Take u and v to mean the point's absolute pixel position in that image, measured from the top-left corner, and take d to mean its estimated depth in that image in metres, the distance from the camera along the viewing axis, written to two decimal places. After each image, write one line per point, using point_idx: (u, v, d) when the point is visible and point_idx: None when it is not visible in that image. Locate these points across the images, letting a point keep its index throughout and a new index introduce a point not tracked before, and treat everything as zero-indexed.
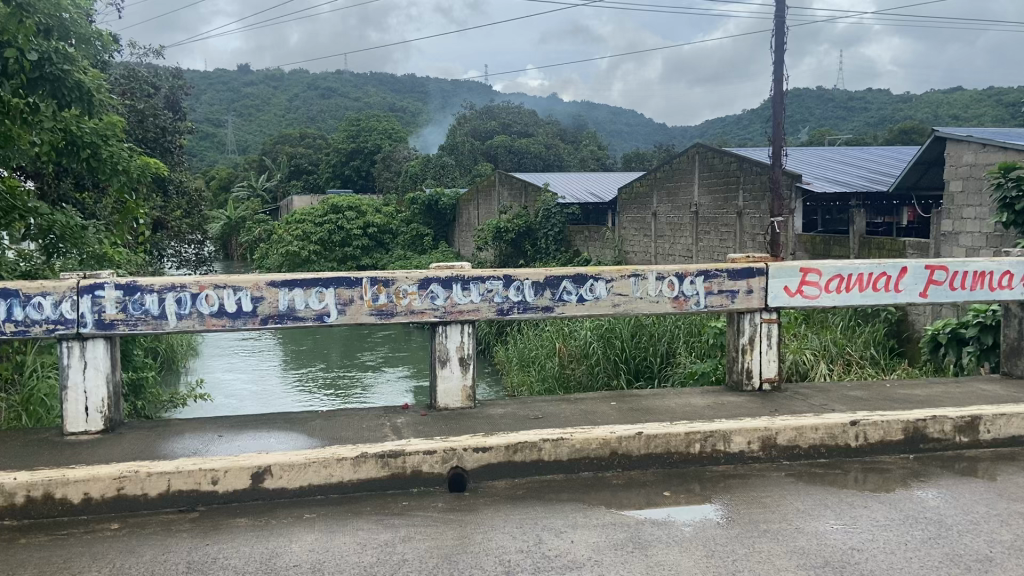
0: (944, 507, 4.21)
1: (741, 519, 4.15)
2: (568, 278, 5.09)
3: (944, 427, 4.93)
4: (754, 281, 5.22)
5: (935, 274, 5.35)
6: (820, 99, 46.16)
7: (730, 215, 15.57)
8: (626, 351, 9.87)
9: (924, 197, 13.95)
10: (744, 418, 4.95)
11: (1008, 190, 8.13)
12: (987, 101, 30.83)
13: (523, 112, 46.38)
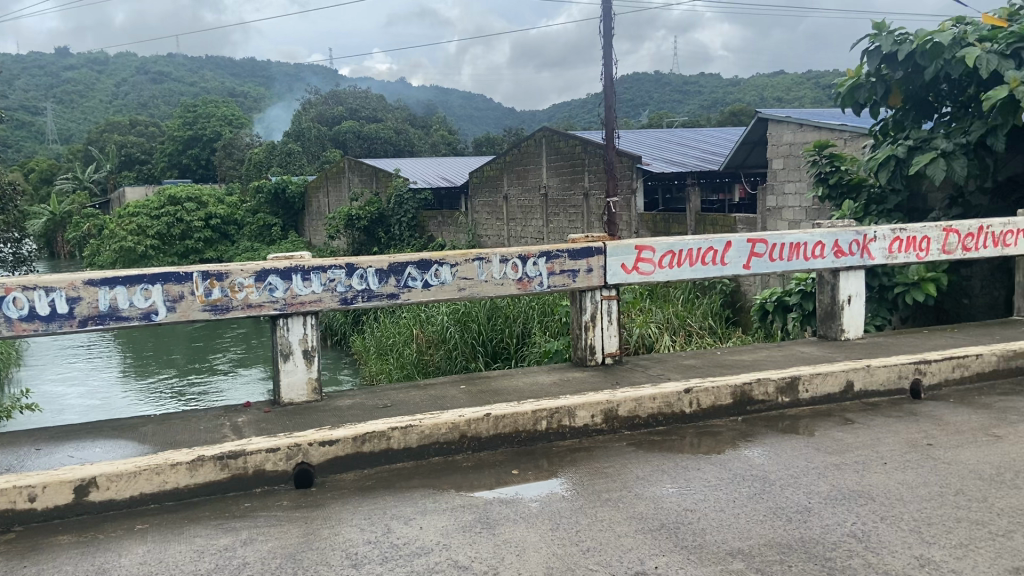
0: (768, 463, 4.55)
1: (586, 490, 4.29)
2: (413, 264, 5.06)
3: (767, 389, 5.28)
4: (593, 259, 5.39)
5: (755, 247, 5.70)
6: (659, 85, 48.24)
7: (577, 197, 16.05)
8: (484, 333, 9.98)
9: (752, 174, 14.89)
10: (587, 393, 5.11)
11: (822, 166, 9.01)
12: (805, 85, 33.34)
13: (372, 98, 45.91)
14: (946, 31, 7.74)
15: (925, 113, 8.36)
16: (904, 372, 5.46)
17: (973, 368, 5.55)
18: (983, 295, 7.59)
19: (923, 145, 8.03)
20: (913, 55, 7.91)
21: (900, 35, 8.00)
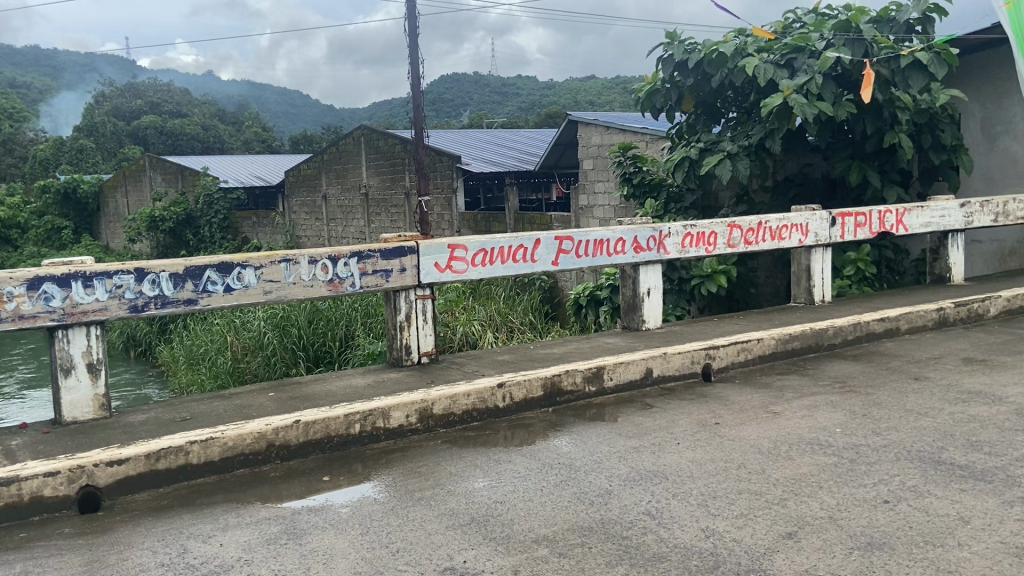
0: (574, 451, 4.75)
1: (399, 491, 4.27)
2: (212, 267, 4.80)
3: (576, 379, 5.50)
4: (406, 259, 5.36)
5: (563, 244, 5.91)
6: (477, 87, 49.00)
7: (398, 197, 16.72)
8: (304, 338, 9.71)
9: (563, 173, 16.09)
10: (402, 393, 5.09)
11: (627, 167, 9.84)
12: (615, 89, 35.21)
13: (176, 93, 44.27)
14: (729, 43, 8.54)
15: (714, 117, 9.13)
16: (697, 358, 5.87)
17: (755, 351, 6.06)
18: (768, 283, 8.72)
19: (712, 147, 8.79)
20: (701, 64, 8.67)
21: (689, 45, 8.76)
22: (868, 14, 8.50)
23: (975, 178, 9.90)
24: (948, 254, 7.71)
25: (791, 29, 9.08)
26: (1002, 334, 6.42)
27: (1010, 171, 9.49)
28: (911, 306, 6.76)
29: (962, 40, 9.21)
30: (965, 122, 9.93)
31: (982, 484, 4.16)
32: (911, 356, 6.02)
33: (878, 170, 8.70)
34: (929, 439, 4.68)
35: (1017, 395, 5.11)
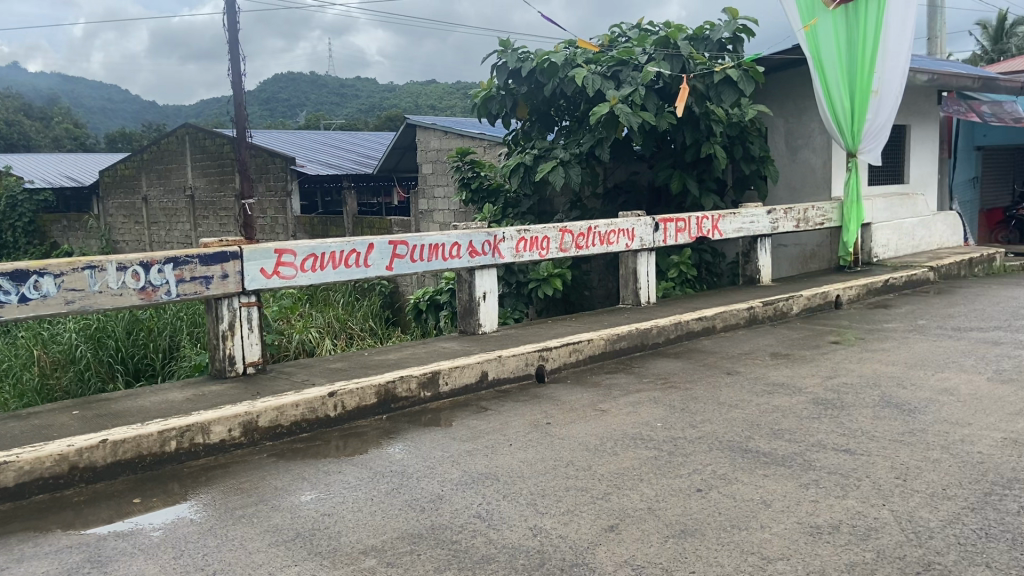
0: (406, 458, 4.71)
1: (219, 509, 4.05)
2: (3, 275, 4.35)
3: (410, 385, 5.46)
4: (228, 265, 5.12)
5: (396, 248, 5.85)
6: (314, 87, 47.69)
7: (227, 198, 16.54)
8: (123, 350, 9.00)
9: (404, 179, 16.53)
10: (223, 406, 4.83)
11: (466, 171, 9.85)
12: (454, 93, 35.49)
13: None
14: (559, 53, 8.86)
15: (548, 125, 9.47)
16: (531, 360, 6.00)
17: (586, 352, 6.27)
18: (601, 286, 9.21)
19: (546, 154, 9.15)
20: (534, 73, 8.96)
21: (522, 54, 9.06)
22: (685, 32, 9.03)
23: (781, 187, 10.78)
24: (757, 257, 8.33)
25: (617, 43, 9.53)
26: (803, 329, 7.03)
27: (809, 181, 10.39)
28: (725, 305, 7.25)
29: (767, 60, 10.02)
30: (772, 136, 10.81)
31: (782, 469, 4.52)
32: (725, 352, 6.45)
33: (696, 178, 9.29)
34: (739, 429, 5.04)
35: (813, 385, 5.60)
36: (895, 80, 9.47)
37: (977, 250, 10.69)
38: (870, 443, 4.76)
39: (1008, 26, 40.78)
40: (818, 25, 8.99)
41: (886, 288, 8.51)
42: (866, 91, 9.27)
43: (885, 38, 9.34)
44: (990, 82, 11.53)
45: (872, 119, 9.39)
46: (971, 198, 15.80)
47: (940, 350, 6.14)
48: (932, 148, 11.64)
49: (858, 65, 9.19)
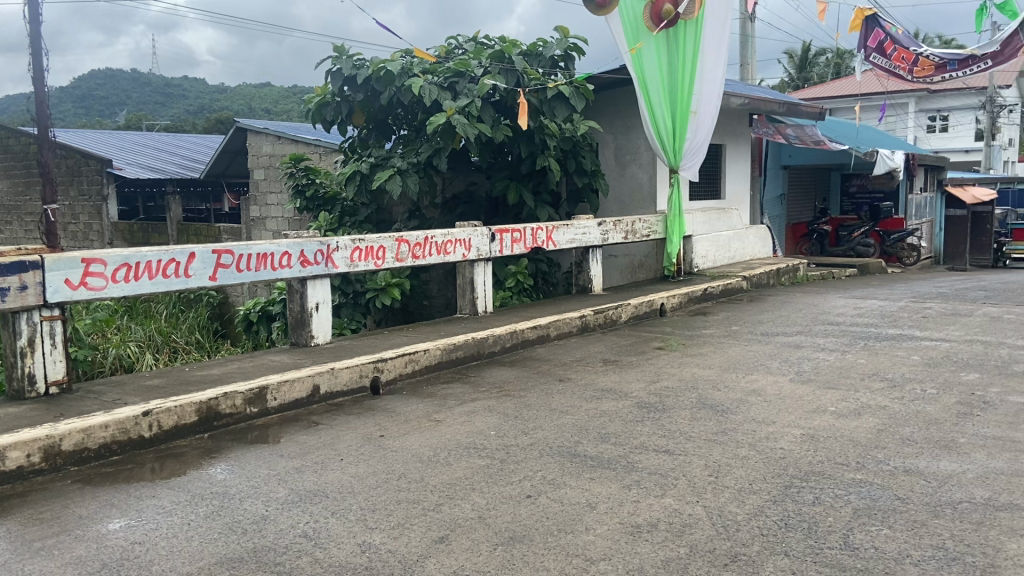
0: (229, 478, 4.48)
1: (11, 544, 3.66)
2: None
3: (235, 402, 5.21)
4: (27, 275, 4.66)
5: (221, 258, 5.58)
6: (136, 83, 44.45)
7: (32, 202, 15.47)
8: None
9: (233, 184, 15.98)
10: (20, 430, 4.38)
11: (300, 178, 9.73)
12: (291, 96, 34.38)
13: None
14: (396, 61, 8.93)
15: (385, 133, 9.54)
16: (365, 372, 5.90)
17: (421, 362, 6.25)
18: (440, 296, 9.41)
19: (383, 162, 9.18)
20: (370, 80, 8.99)
21: (358, 61, 9.04)
22: (518, 47, 9.26)
23: (611, 200, 11.29)
24: (589, 267, 8.65)
25: (453, 55, 9.62)
26: (630, 336, 7.37)
27: (637, 195, 10.98)
28: (558, 314, 7.47)
29: (597, 78, 10.48)
30: (602, 151, 11.33)
31: (607, 471, 4.70)
32: (558, 360, 6.64)
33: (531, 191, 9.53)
34: (569, 435, 5.19)
35: (638, 390, 5.88)
36: (711, 103, 10.18)
37: (783, 261, 11.64)
38: (687, 443, 5.06)
39: (812, 56, 44.97)
40: (643, 48, 9.47)
41: (705, 296, 9.11)
42: (685, 112, 9.93)
43: (702, 64, 10.01)
44: (795, 109, 12.64)
45: (691, 137, 10.06)
46: (780, 213, 17.26)
47: (751, 353, 6.64)
48: (745, 167, 12.62)
49: (678, 87, 9.80)
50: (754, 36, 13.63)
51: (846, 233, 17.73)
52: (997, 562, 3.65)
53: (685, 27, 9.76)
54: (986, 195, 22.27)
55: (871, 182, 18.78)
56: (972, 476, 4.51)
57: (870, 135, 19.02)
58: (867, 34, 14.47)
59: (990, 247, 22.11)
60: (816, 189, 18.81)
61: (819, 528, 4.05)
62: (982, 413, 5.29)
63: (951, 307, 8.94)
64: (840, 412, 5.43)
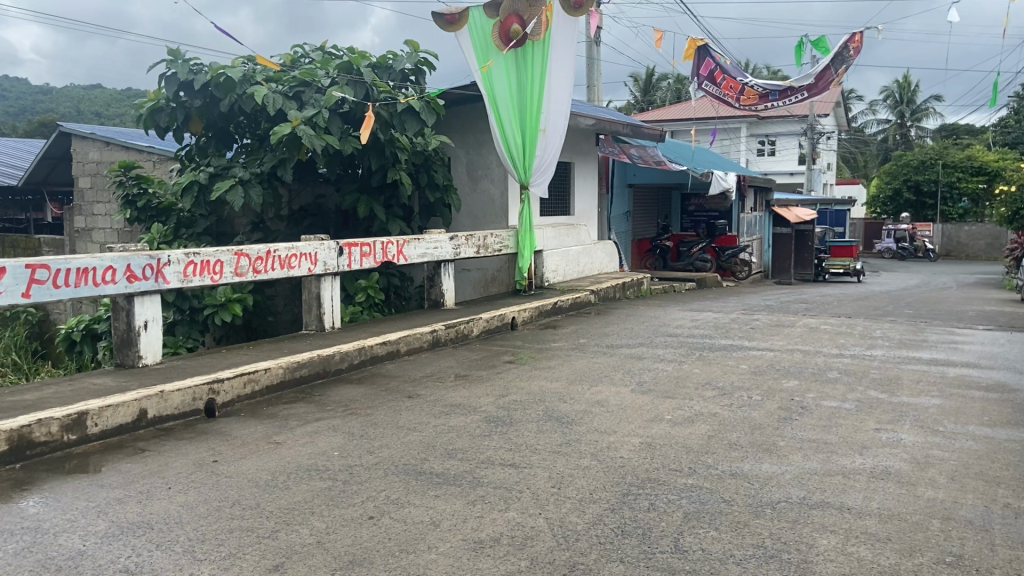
0: (43, 512, 4.12)
1: None
2: None
3: (50, 429, 4.80)
4: None
5: (36, 273, 5.13)
6: None
7: None
8: None
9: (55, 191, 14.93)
10: None
11: (130, 188, 9.49)
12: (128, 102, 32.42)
13: None
14: (237, 68, 8.98)
15: (226, 141, 9.66)
16: (199, 394, 5.63)
17: (262, 382, 6.05)
18: (286, 311, 9.60)
19: (223, 172, 9.19)
20: (209, 86, 8.99)
21: (196, 67, 9.00)
22: (367, 59, 9.46)
23: (463, 214, 11.42)
24: (441, 281, 8.69)
25: (299, 63, 9.78)
26: (481, 350, 7.44)
27: (489, 209, 11.16)
28: (409, 329, 7.44)
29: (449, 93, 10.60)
30: (454, 166, 11.40)
31: (452, 488, 4.70)
32: (408, 376, 6.60)
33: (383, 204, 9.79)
34: (415, 452, 5.15)
35: (486, 404, 5.94)
36: (559, 122, 10.50)
37: (628, 275, 12.29)
38: (532, 456, 5.14)
39: (654, 80, 47.59)
40: (493, 66, 9.86)
41: (555, 309, 9.35)
42: (535, 130, 10.19)
43: (550, 84, 10.31)
44: (637, 129, 13.29)
45: (541, 155, 10.33)
46: (625, 230, 17.97)
47: (596, 366, 6.88)
48: (592, 185, 13.12)
49: (528, 106, 10.08)
50: (600, 60, 14.22)
51: (686, 250, 18.84)
52: (809, 557, 3.93)
53: (533, 48, 10.13)
54: (808, 215, 24.46)
55: (708, 201, 20.12)
56: (790, 477, 4.86)
57: (705, 157, 20.31)
58: (699, 64, 15.17)
59: (812, 262, 24.19)
60: (658, 208, 19.79)
61: (653, 533, 4.22)
62: (799, 417, 5.73)
63: (776, 318, 9.67)
64: (676, 420, 5.70)
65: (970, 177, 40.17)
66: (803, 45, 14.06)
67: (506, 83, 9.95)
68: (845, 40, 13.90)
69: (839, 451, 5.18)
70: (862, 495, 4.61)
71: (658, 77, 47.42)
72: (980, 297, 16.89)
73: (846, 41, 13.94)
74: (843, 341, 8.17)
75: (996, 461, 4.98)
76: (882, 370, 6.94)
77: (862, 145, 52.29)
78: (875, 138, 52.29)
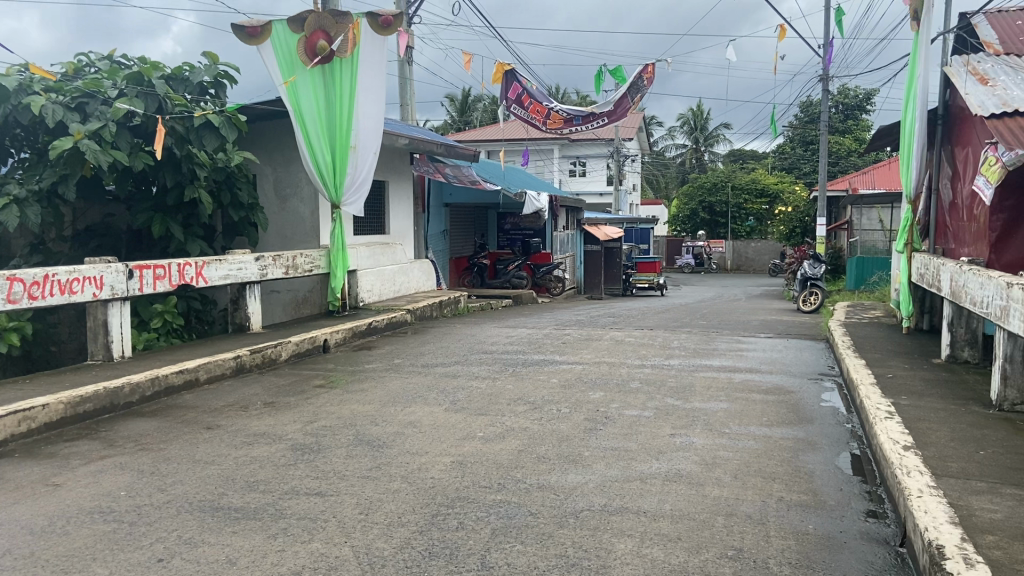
0: None
1: None
2: None
3: None
4: None
5: None
6: None
7: None
8: None
9: None
10: None
11: None
12: None
13: None
14: (10, 77, 8.55)
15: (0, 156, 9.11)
16: None
17: (40, 420, 5.52)
18: (71, 342, 9.05)
19: None
20: None
21: None
22: (160, 71, 9.37)
23: (272, 234, 11.65)
24: (246, 304, 8.64)
25: (83, 72, 9.31)
26: (289, 376, 7.35)
27: (298, 229, 11.45)
28: (210, 356, 7.22)
29: (251, 108, 10.62)
30: (261, 183, 11.67)
31: (252, 522, 4.39)
32: (208, 406, 6.36)
33: (181, 222, 9.77)
34: (212, 486, 4.85)
35: (293, 432, 5.81)
36: (371, 140, 10.57)
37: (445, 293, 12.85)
38: (340, 483, 4.97)
39: (471, 100, 48.94)
40: (297, 82, 10.02)
41: (369, 330, 9.52)
42: (345, 147, 10.24)
43: (360, 101, 10.34)
44: (453, 151, 13.51)
45: (352, 173, 10.39)
46: (443, 248, 18.23)
47: (409, 387, 6.95)
48: (407, 206, 13.33)
49: (337, 122, 10.16)
50: (412, 78, 14.25)
51: (502, 267, 19.14)
52: (607, 562, 4.04)
53: (341, 65, 10.16)
54: (615, 233, 26.00)
55: (522, 221, 20.88)
56: (593, 486, 5.03)
57: (514, 176, 20.88)
58: (507, 87, 15.65)
59: (619, 278, 25.93)
60: (475, 226, 20.28)
61: (460, 552, 4.14)
62: (603, 427, 6.01)
63: (586, 332, 10.12)
64: (488, 436, 5.80)
65: (755, 199, 43.27)
66: (603, 74, 14.88)
67: (312, 99, 10.04)
68: (640, 70, 14.89)
69: (637, 457, 5.47)
70: (657, 498, 4.85)
71: (474, 98, 48.55)
72: (767, 306, 18.63)
73: (641, 71, 14.96)
74: (644, 352, 8.69)
75: (772, 458, 5.46)
76: (678, 379, 7.44)
77: (663, 168, 56.55)
78: (675, 160, 55.87)
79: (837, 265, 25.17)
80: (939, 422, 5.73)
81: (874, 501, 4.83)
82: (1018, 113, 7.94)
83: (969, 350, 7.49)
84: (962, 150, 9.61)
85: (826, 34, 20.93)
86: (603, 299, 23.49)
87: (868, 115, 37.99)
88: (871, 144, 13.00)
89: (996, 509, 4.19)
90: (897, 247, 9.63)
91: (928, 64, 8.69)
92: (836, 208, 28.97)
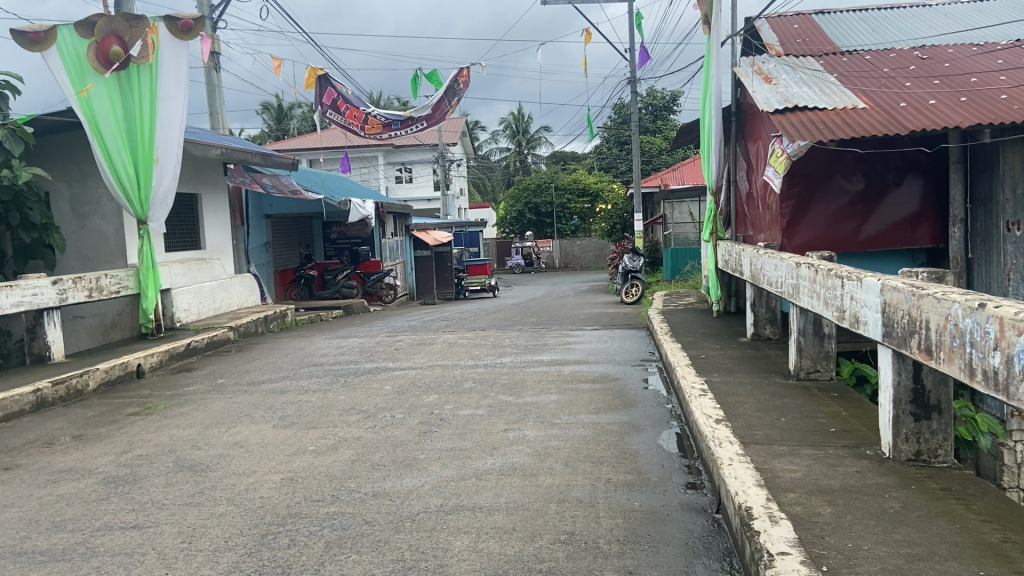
0: None
1: None
2: None
3: None
4: None
5: None
6: None
7: None
8: None
9: None
10: None
11: None
12: None
13: None
14: None
15: None
16: None
17: None
18: None
19: None
20: None
21: None
22: None
23: (72, 255, 10.90)
24: (45, 332, 7.97)
25: None
26: (98, 406, 6.86)
27: (103, 248, 10.78)
28: (4, 392, 6.56)
29: (41, 120, 9.84)
30: (55, 201, 10.85)
31: (60, 564, 3.98)
32: (6, 446, 5.80)
33: None
34: (12, 532, 4.39)
35: (105, 464, 5.39)
36: (176, 150, 10.13)
37: (271, 308, 12.51)
38: (158, 514, 4.60)
39: (287, 107, 47.68)
40: (93, 91, 9.44)
41: (189, 351, 9.07)
42: (147, 158, 9.75)
43: (163, 109, 9.89)
44: (272, 159, 13.24)
45: (157, 186, 9.91)
46: (266, 261, 17.61)
47: (234, 406, 6.72)
48: (224, 219, 13.04)
49: (138, 132, 9.67)
50: (221, 85, 13.65)
51: (331, 277, 19.13)
52: (443, 561, 3.94)
53: (139, 71, 9.69)
54: (444, 237, 26.27)
55: (349, 229, 20.65)
56: (428, 487, 4.97)
57: (336, 184, 20.46)
58: (322, 92, 15.44)
59: (451, 281, 26.22)
60: (299, 237, 19.75)
61: (292, 570, 3.89)
62: (437, 428, 6.06)
63: (418, 337, 10.12)
64: (319, 449, 5.66)
65: (577, 199, 45.17)
66: (419, 79, 14.98)
67: (109, 107, 9.51)
68: (456, 75, 15.18)
69: (472, 455, 5.52)
70: (492, 493, 4.87)
71: (290, 105, 47.45)
72: (591, 301, 19.44)
73: (458, 76, 15.29)
74: (476, 352, 8.81)
75: (599, 443, 5.69)
76: (510, 375, 7.61)
77: (489, 171, 57.60)
78: (501, 164, 56.80)
79: (655, 257, 26.59)
80: (747, 395, 6.20)
81: (692, 474, 5.14)
82: (797, 108, 8.84)
83: (770, 327, 8.18)
84: (754, 144, 10.50)
85: (632, 42, 22.26)
86: (437, 305, 23.60)
87: (674, 115, 40.68)
88: (676, 142, 13.89)
89: (795, 469, 4.57)
90: (705, 237, 10.36)
91: (720, 66, 9.43)
92: (651, 203, 30.66)
